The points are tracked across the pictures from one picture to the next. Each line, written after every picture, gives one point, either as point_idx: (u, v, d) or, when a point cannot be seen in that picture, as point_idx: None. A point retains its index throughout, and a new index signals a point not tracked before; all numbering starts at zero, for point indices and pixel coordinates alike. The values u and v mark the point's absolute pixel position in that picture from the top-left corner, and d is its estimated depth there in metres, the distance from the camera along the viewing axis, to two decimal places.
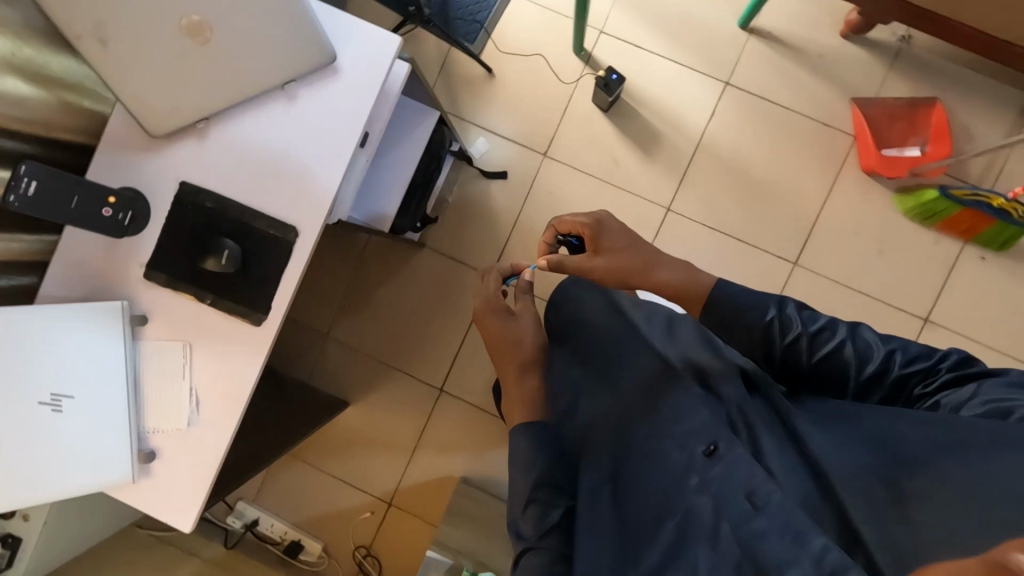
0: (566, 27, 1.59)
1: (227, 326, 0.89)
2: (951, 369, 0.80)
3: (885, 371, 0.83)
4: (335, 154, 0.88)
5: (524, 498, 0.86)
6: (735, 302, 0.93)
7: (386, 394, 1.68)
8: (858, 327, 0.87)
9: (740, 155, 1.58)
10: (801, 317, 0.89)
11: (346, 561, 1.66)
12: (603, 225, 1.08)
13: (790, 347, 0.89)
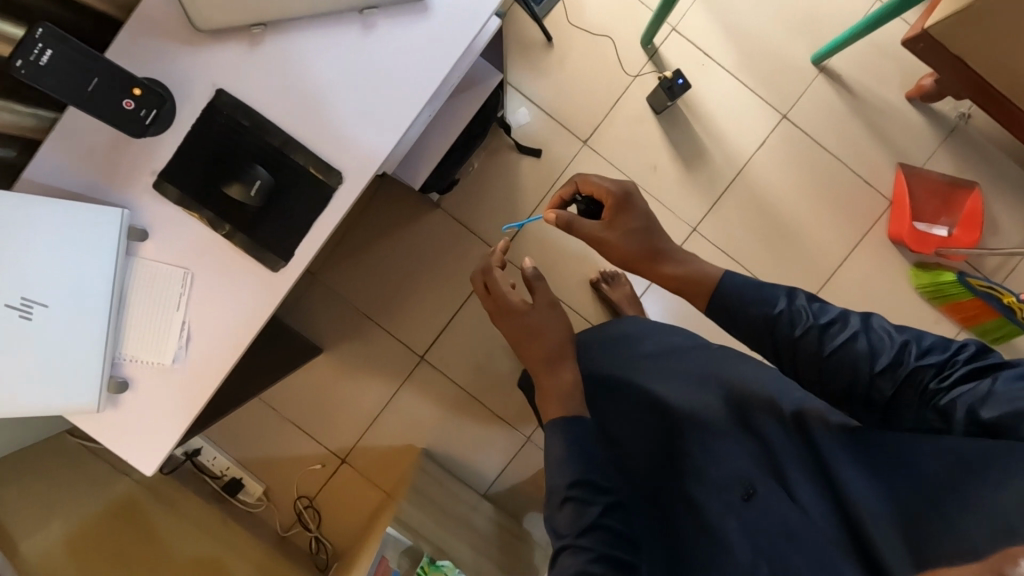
0: (639, 14, 1.49)
1: (240, 263, 0.79)
2: (969, 361, 0.68)
3: (901, 363, 0.71)
4: (403, 101, 0.79)
5: (556, 497, 0.83)
6: (745, 290, 0.84)
7: (362, 349, 1.59)
8: (870, 317, 0.76)
9: (778, 192, 1.53)
10: (813, 308, 0.78)
11: (286, 507, 1.60)
12: (626, 191, 0.98)
13: (799, 340, 0.77)
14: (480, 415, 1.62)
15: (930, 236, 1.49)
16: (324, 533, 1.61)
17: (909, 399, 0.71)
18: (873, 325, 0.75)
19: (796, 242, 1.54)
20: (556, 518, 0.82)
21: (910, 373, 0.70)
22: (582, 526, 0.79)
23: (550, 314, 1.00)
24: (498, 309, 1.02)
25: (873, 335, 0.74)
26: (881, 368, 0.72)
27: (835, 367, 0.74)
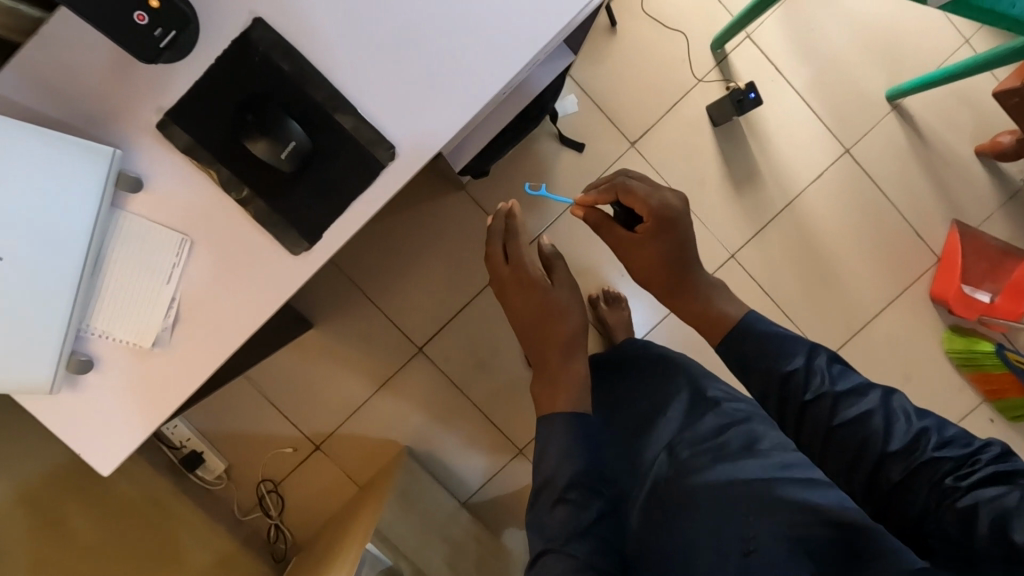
0: (715, 13, 1.36)
1: (252, 238, 0.65)
2: (993, 462, 0.63)
3: (916, 450, 0.66)
4: (482, 77, 0.65)
5: (548, 501, 0.79)
6: (764, 340, 0.79)
7: (355, 330, 1.45)
8: (888, 394, 0.71)
9: (825, 229, 1.43)
10: (831, 372, 0.74)
11: (247, 489, 1.46)
12: (670, 211, 0.91)
13: (811, 404, 0.72)
14: (472, 418, 1.50)
15: (973, 300, 1.42)
16: (285, 521, 1.48)
17: (920, 494, 0.65)
18: (892, 402, 0.70)
19: (837, 285, 1.44)
20: (542, 522, 0.78)
21: (923, 462, 0.65)
22: (570, 533, 0.75)
23: (570, 299, 1.01)
24: (517, 283, 1.01)
25: (889, 413, 0.69)
26: (894, 451, 0.66)
27: (846, 441, 0.69)
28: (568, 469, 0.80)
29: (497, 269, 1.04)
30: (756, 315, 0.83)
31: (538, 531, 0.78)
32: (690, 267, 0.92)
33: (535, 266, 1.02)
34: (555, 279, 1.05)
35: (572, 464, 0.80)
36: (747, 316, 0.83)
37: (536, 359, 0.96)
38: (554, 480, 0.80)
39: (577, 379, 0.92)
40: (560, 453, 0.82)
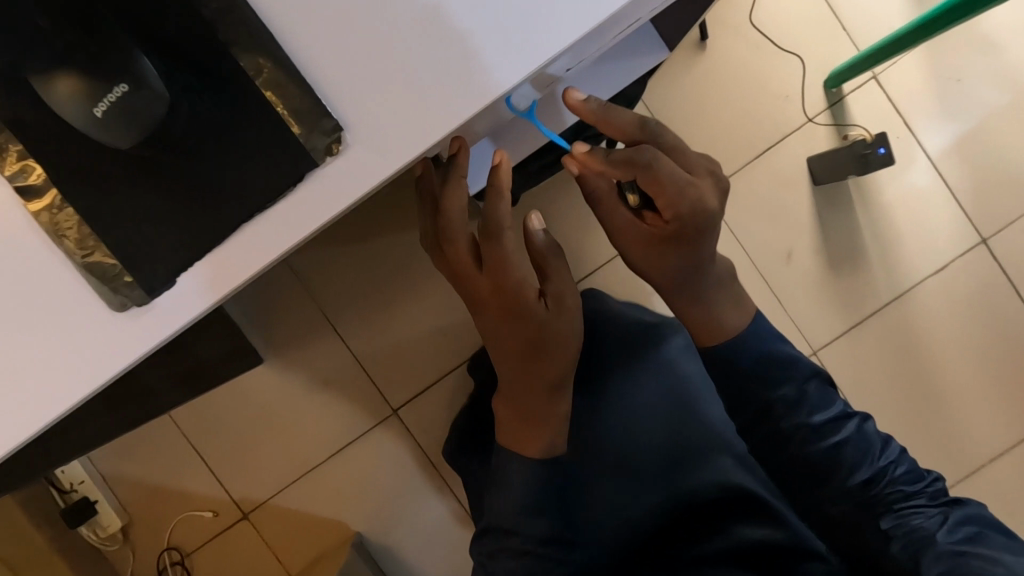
0: (837, 42, 1.05)
1: (35, 257, 0.45)
2: (933, 495, 0.62)
3: (875, 482, 0.62)
4: (515, 53, 0.43)
5: (495, 543, 0.70)
6: (761, 358, 0.66)
7: (317, 375, 1.13)
8: (862, 421, 0.66)
9: (942, 337, 1.09)
10: (814, 396, 0.66)
11: (146, 557, 1.13)
12: (704, 215, 0.62)
13: (785, 432, 0.65)
14: (447, 508, 1.16)
15: None
16: None
17: (864, 526, 0.62)
18: (865, 433, 0.65)
19: (949, 413, 1.09)
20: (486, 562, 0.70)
21: (878, 495, 0.62)
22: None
23: (564, 321, 0.68)
24: (490, 306, 0.65)
25: (861, 446, 0.64)
26: (854, 484, 0.62)
27: (809, 471, 0.64)
28: (531, 522, 0.68)
29: (471, 281, 0.65)
30: (764, 341, 0.67)
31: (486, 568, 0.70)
32: (706, 285, 0.68)
33: (525, 288, 0.64)
34: (547, 293, 0.67)
35: (536, 518, 0.68)
36: (755, 331, 0.68)
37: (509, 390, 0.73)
38: (517, 530, 0.68)
39: (557, 410, 0.72)
40: (519, 502, 0.69)
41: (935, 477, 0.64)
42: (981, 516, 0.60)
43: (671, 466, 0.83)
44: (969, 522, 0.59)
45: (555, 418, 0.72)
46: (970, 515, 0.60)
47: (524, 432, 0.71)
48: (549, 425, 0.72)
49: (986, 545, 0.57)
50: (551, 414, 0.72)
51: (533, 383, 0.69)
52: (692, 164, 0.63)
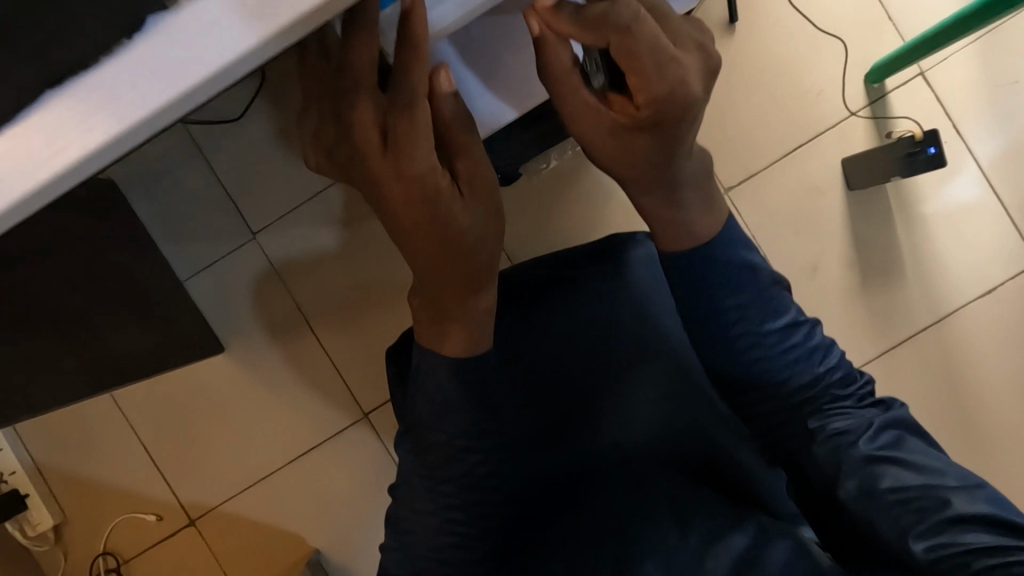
0: (882, 33, 0.94)
1: None
2: (862, 397, 0.59)
3: (811, 388, 0.58)
4: None
5: (419, 445, 0.62)
6: (719, 263, 0.59)
7: (281, 368, 1.02)
8: (810, 326, 0.61)
9: (988, 370, 0.96)
10: (771, 302, 0.60)
11: (78, 562, 1.02)
12: (686, 99, 0.49)
13: (731, 337, 0.60)
14: None
15: None
16: None
17: (793, 429, 0.58)
18: (811, 341, 0.60)
19: (993, 457, 0.95)
20: (410, 460, 0.63)
21: (809, 399, 0.58)
22: (448, 476, 0.61)
23: (481, 215, 0.54)
24: (394, 192, 0.49)
25: (805, 352, 0.59)
26: (790, 390, 0.59)
27: (748, 374, 0.60)
28: (452, 422, 0.59)
29: (377, 167, 0.49)
30: (727, 244, 0.60)
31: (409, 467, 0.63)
32: (683, 184, 0.58)
33: (437, 174, 0.49)
34: (462, 178, 0.53)
35: (457, 417, 0.59)
36: (722, 233, 0.60)
37: (423, 295, 0.59)
38: (439, 433, 0.60)
39: (482, 323, 0.59)
40: (441, 404, 0.60)
41: (867, 379, 0.60)
42: (908, 421, 0.57)
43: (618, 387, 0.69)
44: (897, 427, 0.56)
45: (474, 327, 0.59)
46: (897, 420, 0.57)
47: (436, 335, 0.59)
48: (466, 327, 0.59)
49: (909, 451, 0.54)
50: (473, 326, 0.59)
51: (448, 288, 0.56)
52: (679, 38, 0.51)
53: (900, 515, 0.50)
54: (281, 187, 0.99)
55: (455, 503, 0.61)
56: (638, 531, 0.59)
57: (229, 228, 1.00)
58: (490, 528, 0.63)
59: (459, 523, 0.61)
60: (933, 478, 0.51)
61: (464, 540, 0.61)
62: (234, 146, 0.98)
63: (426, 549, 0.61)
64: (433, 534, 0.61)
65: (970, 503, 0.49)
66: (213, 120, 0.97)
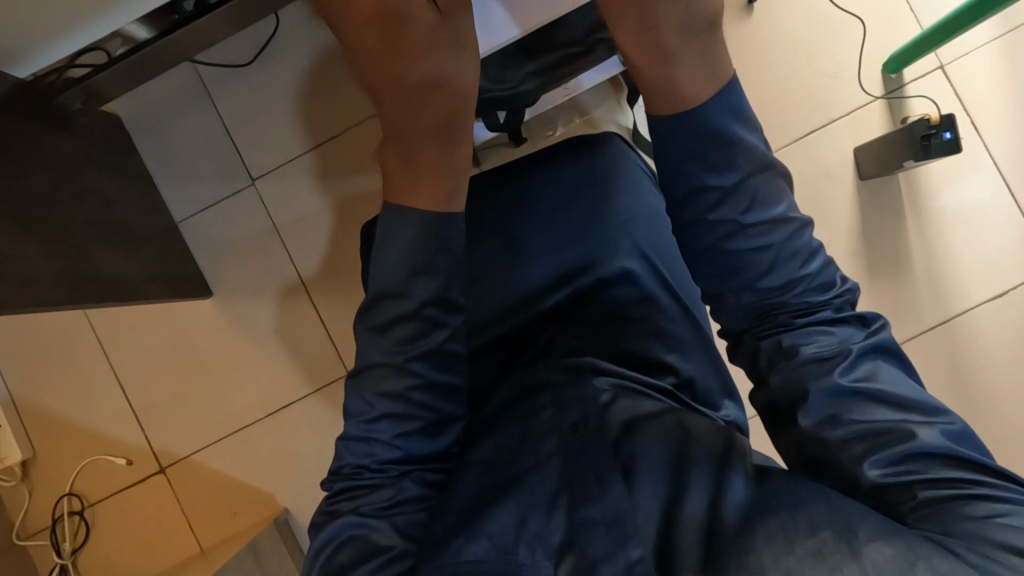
0: (903, 22, 0.93)
1: None
2: (842, 308, 0.51)
3: (783, 292, 0.52)
4: None
5: (384, 315, 0.55)
6: (706, 131, 0.54)
7: (267, 319, 0.99)
8: (798, 226, 0.53)
9: (997, 375, 0.92)
10: (756, 190, 0.54)
11: (42, 502, 0.99)
12: None
13: (704, 225, 0.54)
14: None
15: None
16: (78, 564, 0.99)
17: (763, 342, 0.52)
18: (797, 241, 0.53)
19: None
20: (375, 336, 0.55)
21: (778, 304, 0.52)
22: (415, 349, 0.54)
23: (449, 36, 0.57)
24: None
25: (787, 251, 0.53)
26: (760, 291, 0.53)
27: (716, 271, 0.54)
28: (424, 281, 0.54)
29: None
30: (720, 109, 0.54)
31: (372, 343, 0.55)
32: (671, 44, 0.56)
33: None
34: None
35: (434, 274, 0.54)
36: (717, 97, 0.55)
37: (392, 140, 0.59)
38: (409, 293, 0.54)
39: (456, 177, 0.58)
40: (413, 261, 0.54)
41: (852, 288, 0.53)
42: (892, 346, 0.48)
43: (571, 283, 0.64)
44: (877, 353, 0.47)
45: (449, 179, 0.58)
46: (880, 345, 0.48)
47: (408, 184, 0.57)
48: (444, 181, 0.57)
49: (886, 380, 0.45)
50: (449, 175, 0.58)
51: (420, 127, 0.58)
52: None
53: (858, 450, 0.43)
54: (282, 135, 0.99)
55: (422, 385, 0.54)
56: (588, 474, 0.46)
57: (228, 173, 0.99)
58: (449, 425, 0.55)
59: (422, 406, 0.54)
60: (905, 412, 0.43)
61: (420, 433, 0.53)
62: (241, 92, 0.99)
63: (382, 441, 0.53)
64: (392, 423, 0.53)
65: (939, 439, 0.42)
66: (221, 64, 0.98)
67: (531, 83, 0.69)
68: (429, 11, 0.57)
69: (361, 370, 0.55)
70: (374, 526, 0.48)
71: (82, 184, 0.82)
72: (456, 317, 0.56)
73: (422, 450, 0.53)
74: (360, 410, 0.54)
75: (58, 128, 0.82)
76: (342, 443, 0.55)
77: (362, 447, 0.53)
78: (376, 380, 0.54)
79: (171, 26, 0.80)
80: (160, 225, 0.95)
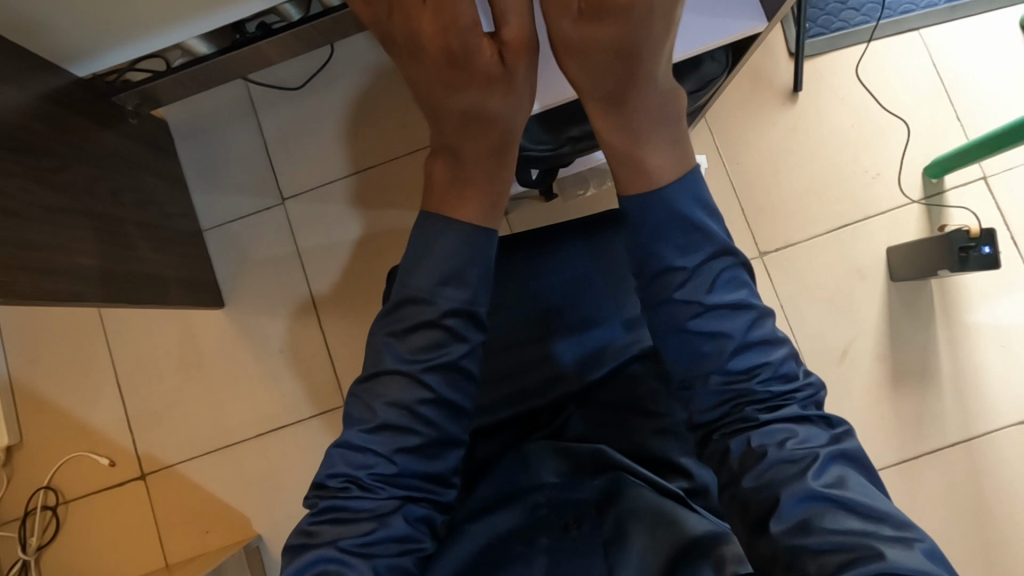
0: (948, 131, 0.92)
1: None
2: (806, 405, 0.49)
3: (749, 379, 0.49)
4: None
5: (405, 321, 0.52)
6: (675, 211, 0.52)
7: (272, 339, 0.99)
8: (760, 313, 0.51)
9: (1017, 505, 0.87)
10: (717, 274, 0.51)
11: (19, 492, 0.97)
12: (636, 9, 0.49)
13: (670, 306, 0.51)
14: None
15: None
16: (41, 562, 0.96)
17: (733, 435, 0.48)
18: (759, 329, 0.51)
19: None
20: (390, 341, 0.52)
21: (745, 390, 0.49)
22: (431, 360, 0.52)
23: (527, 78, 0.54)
24: (422, 27, 0.52)
25: (748, 340, 0.50)
26: (726, 374, 0.50)
27: (682, 353, 0.51)
28: (451, 290, 0.52)
29: (413, 16, 0.52)
30: (686, 192, 0.52)
31: (386, 348, 0.52)
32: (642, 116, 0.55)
33: (479, 33, 0.52)
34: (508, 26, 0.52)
35: (463, 286, 0.52)
36: (682, 181, 0.53)
37: (449, 152, 0.57)
38: (433, 302, 0.52)
39: (499, 190, 0.57)
40: (445, 269, 0.52)
41: (815, 383, 0.51)
42: (857, 452, 0.46)
43: (589, 367, 0.62)
44: (845, 459, 0.46)
45: (494, 191, 0.57)
46: (845, 451, 0.46)
47: (452, 197, 0.56)
48: (489, 192, 0.57)
49: (856, 488, 0.43)
50: (494, 190, 0.57)
51: (474, 151, 0.56)
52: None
53: (830, 563, 0.40)
54: (319, 160, 1.00)
55: (432, 400, 0.51)
56: None
57: (260, 190, 1.01)
58: (449, 449, 0.53)
59: (427, 422, 0.51)
60: (875, 524, 0.41)
61: (417, 452, 0.51)
62: (288, 113, 1.01)
63: (379, 454, 0.50)
64: (393, 436, 0.50)
65: (910, 556, 0.39)
66: (273, 85, 1.01)
67: (566, 146, 0.69)
68: (495, 61, 0.53)
69: (371, 376, 0.52)
70: (353, 565, 0.46)
71: (122, 181, 0.83)
72: (476, 334, 0.53)
73: (415, 477, 0.51)
74: (363, 415, 0.51)
75: (110, 126, 0.85)
76: (336, 449, 0.51)
77: (357, 456, 0.50)
78: (384, 387, 0.51)
79: (231, 44, 0.83)
80: (187, 231, 0.96)
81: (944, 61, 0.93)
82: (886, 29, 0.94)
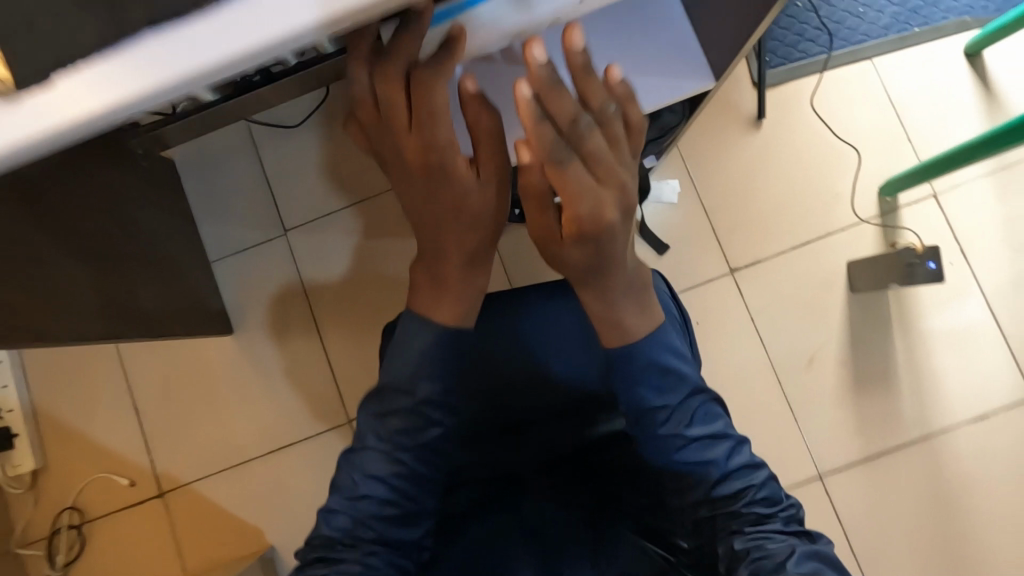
0: (899, 152, 1.00)
1: None
2: (790, 523, 0.55)
3: (734, 502, 0.55)
4: None
5: (386, 405, 0.59)
6: (657, 362, 0.57)
7: (278, 362, 1.05)
8: (738, 441, 0.58)
9: (971, 495, 0.94)
10: (695, 410, 0.58)
11: (44, 513, 1.04)
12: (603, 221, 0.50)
13: (659, 440, 0.57)
14: None
15: None
16: None
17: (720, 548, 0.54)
18: (737, 457, 0.57)
19: None
20: (372, 422, 0.59)
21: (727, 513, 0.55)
22: (409, 441, 0.58)
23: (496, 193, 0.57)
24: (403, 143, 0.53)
25: (727, 467, 0.56)
26: (711, 500, 0.56)
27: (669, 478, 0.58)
28: (426, 381, 0.58)
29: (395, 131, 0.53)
30: (663, 343, 0.57)
31: (367, 427, 0.59)
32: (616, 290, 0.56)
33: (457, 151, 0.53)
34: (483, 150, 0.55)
35: (435, 376, 0.58)
36: (655, 336, 0.57)
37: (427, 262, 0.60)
38: (411, 392, 0.58)
39: (473, 294, 0.60)
40: (417, 361, 0.58)
41: (797, 505, 0.56)
42: (834, 555, 0.50)
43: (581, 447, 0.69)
44: (823, 558, 0.49)
45: (468, 296, 0.60)
46: (823, 552, 0.50)
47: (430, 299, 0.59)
48: (463, 297, 0.60)
49: None
50: (468, 295, 0.60)
51: (451, 261, 0.59)
52: (612, 119, 0.49)
53: None
54: (317, 194, 1.07)
55: (404, 473, 0.58)
56: None
57: (263, 222, 1.08)
58: (422, 518, 0.60)
59: (400, 492, 0.58)
60: None
61: (395, 519, 0.57)
62: (287, 151, 1.08)
63: (358, 519, 0.56)
64: (373, 504, 0.57)
65: None
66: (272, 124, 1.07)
67: None
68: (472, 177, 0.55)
69: (354, 450, 0.59)
70: None
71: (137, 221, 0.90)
72: (446, 418, 0.60)
73: (391, 533, 0.57)
74: (346, 484, 0.58)
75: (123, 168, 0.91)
76: (321, 512, 0.58)
77: (339, 518, 0.56)
78: (363, 461, 0.58)
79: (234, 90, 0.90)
80: (197, 264, 1.03)
81: (895, 88, 1.01)
82: (839, 59, 1.01)
